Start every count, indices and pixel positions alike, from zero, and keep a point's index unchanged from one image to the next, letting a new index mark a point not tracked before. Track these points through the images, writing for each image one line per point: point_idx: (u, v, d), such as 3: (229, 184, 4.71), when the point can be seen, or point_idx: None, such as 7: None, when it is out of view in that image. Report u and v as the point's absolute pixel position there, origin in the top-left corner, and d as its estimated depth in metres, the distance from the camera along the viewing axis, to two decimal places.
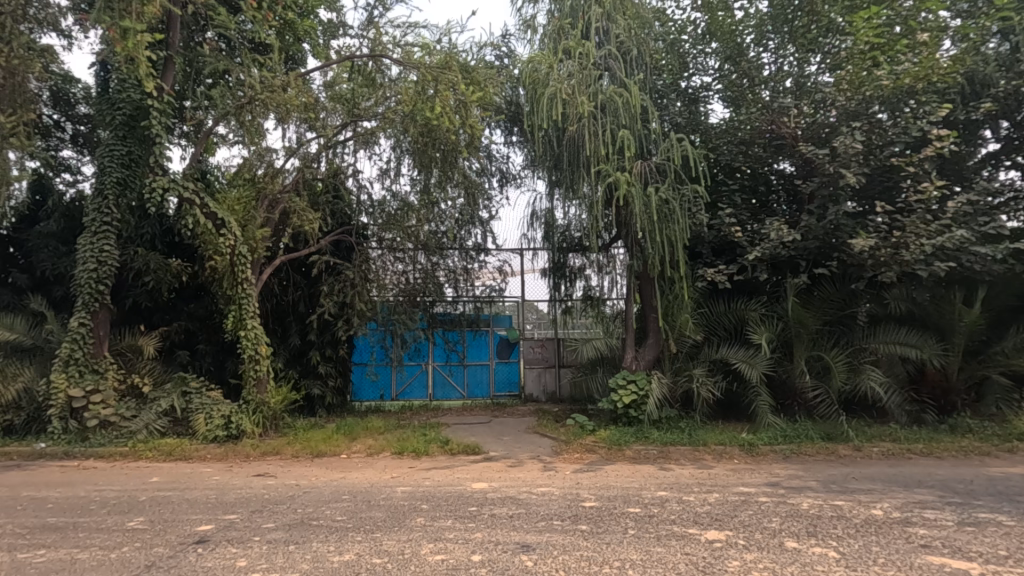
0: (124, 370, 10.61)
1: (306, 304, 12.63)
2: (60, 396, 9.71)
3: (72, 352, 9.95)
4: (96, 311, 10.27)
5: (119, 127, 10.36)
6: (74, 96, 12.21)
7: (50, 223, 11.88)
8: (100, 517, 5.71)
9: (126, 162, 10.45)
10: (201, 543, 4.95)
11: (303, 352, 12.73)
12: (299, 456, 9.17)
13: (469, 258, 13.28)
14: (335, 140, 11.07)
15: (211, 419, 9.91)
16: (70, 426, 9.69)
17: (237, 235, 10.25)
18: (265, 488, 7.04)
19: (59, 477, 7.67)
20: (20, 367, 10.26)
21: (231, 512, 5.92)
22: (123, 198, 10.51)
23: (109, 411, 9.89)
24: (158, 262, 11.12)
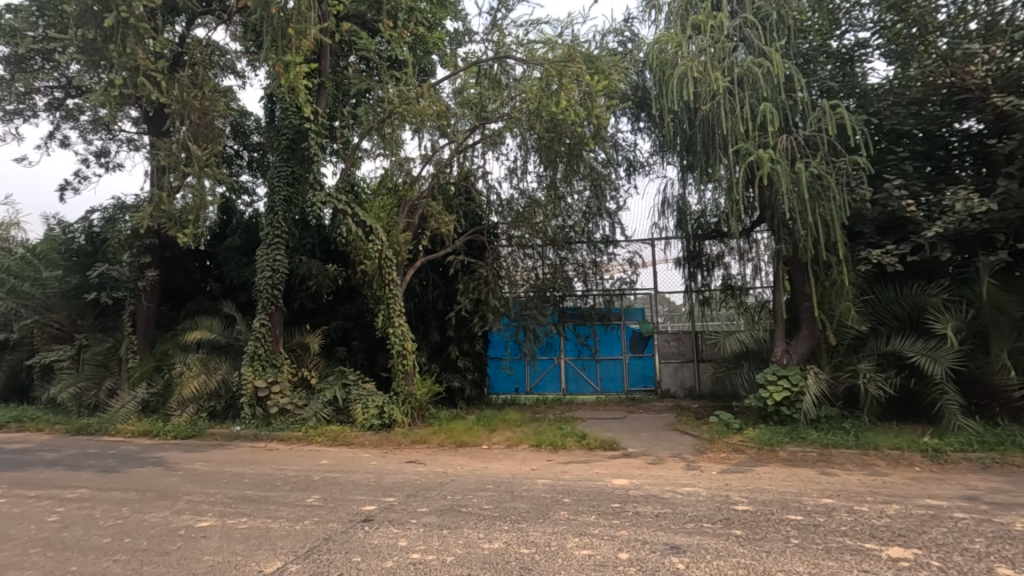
0: (296, 364, 12.07)
1: (444, 302, 13.37)
2: (249, 386, 11.31)
3: (257, 349, 11.52)
4: (273, 312, 11.78)
5: (284, 150, 11.76)
6: (248, 128, 14.10)
7: (235, 238, 13.92)
8: (285, 493, 6.54)
9: (290, 181, 11.87)
10: (367, 521, 5.45)
11: (442, 347, 13.43)
12: (443, 445, 9.72)
13: (598, 251, 13.17)
14: (465, 145, 11.56)
15: (367, 409, 10.92)
16: (258, 412, 11.23)
17: (383, 240, 11.17)
18: (417, 474, 7.58)
19: (251, 456, 8.93)
20: (219, 361, 12.10)
21: (390, 495, 6.45)
22: (289, 214, 11.96)
23: (286, 400, 11.31)
24: (319, 268, 12.55)
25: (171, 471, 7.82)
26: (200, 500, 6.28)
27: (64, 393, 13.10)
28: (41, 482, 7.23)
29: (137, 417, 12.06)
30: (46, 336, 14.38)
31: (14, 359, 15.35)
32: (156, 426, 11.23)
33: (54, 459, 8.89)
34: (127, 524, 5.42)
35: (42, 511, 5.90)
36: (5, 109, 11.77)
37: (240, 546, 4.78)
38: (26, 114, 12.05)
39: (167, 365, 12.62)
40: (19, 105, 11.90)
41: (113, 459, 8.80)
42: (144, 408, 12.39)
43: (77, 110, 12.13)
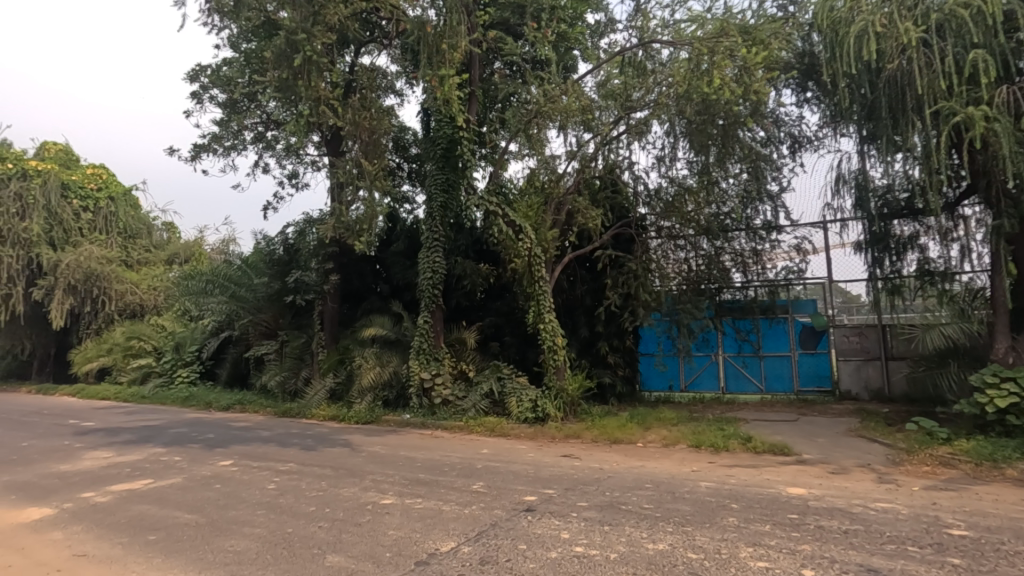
0: (455, 358, 12.91)
1: (592, 297, 13.20)
2: (415, 378, 12.35)
3: (422, 344, 12.55)
4: (434, 310, 12.73)
5: (439, 159, 12.63)
6: (407, 141, 15.41)
7: (400, 243, 15.28)
8: (453, 478, 7.03)
9: (445, 187, 12.74)
10: (529, 511, 5.63)
11: (591, 343, 13.34)
12: (597, 441, 9.68)
13: (759, 238, 12.15)
14: (610, 137, 11.37)
15: (522, 402, 11.31)
16: (424, 402, 12.22)
17: (532, 239, 11.44)
18: (573, 468, 7.65)
19: (421, 442, 9.75)
20: (391, 355, 13.39)
21: (549, 486, 6.59)
22: (446, 218, 12.83)
23: (448, 392, 12.14)
24: (472, 267, 13.26)
25: (356, 452, 8.84)
26: (382, 479, 7.02)
27: (271, 380, 15.49)
28: (260, 455, 8.64)
29: (327, 403, 13.83)
30: (257, 332, 17.13)
31: (236, 352, 18.53)
32: (342, 412, 12.79)
33: (268, 436, 10.56)
34: (326, 496, 6.24)
35: (263, 480, 7.04)
36: (224, 145, 14.16)
37: (418, 524, 5.23)
38: (239, 148, 14.39)
39: (349, 358, 14.30)
40: (233, 141, 14.15)
41: (311, 439, 10.20)
42: (332, 396, 14.16)
43: (274, 140, 14.24)
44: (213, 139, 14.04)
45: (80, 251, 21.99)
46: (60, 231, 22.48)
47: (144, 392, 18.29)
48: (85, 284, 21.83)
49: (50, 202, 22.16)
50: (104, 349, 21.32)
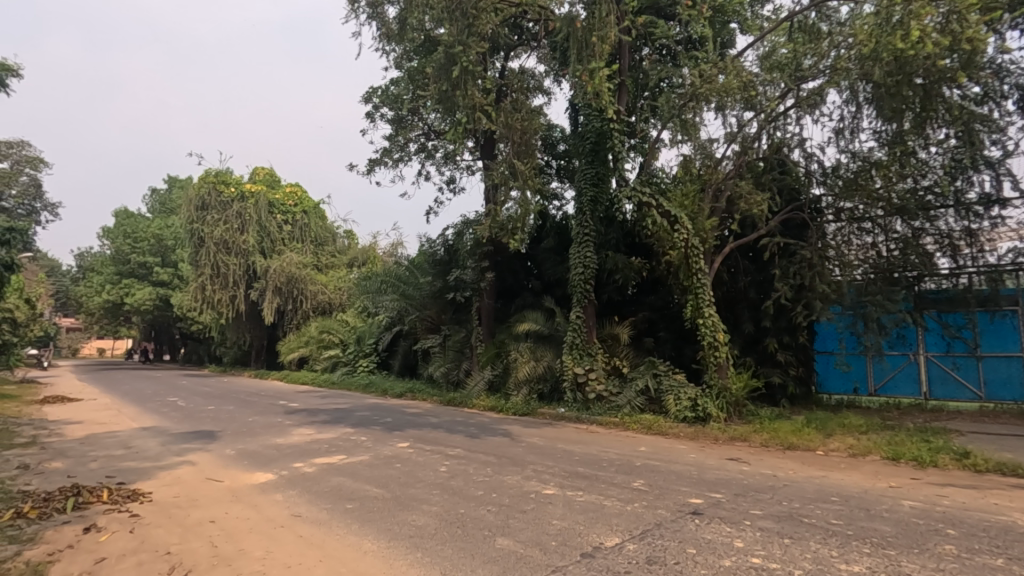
0: (608, 354, 12.80)
1: (757, 290, 12.20)
2: (569, 372, 12.49)
3: (575, 338, 12.65)
4: (586, 305, 12.75)
5: (588, 153, 12.60)
6: (555, 139, 15.59)
7: (550, 240, 15.54)
8: (612, 474, 6.97)
9: (595, 181, 12.67)
10: (696, 514, 5.36)
11: (758, 339, 12.27)
12: (768, 445, 8.90)
13: (971, 216, 10.30)
14: (777, 113, 10.36)
15: (679, 400, 10.82)
16: (578, 397, 12.29)
17: (689, 229, 10.85)
18: (742, 473, 7.13)
19: (577, 436, 9.83)
20: (545, 350, 13.71)
21: (716, 490, 6.21)
22: (596, 212, 12.78)
23: (602, 387, 12.08)
24: (624, 261, 12.88)
25: (516, 442, 9.21)
26: (542, 469, 7.21)
27: (437, 371, 16.79)
28: (431, 440, 9.41)
29: (486, 394, 14.60)
30: (424, 327, 18.69)
31: (406, 344, 20.43)
32: (501, 403, 13.41)
33: (437, 423, 11.48)
34: (492, 482, 6.59)
35: (435, 462, 7.66)
36: (393, 158, 15.61)
37: (581, 516, 5.28)
38: (405, 159, 15.76)
39: (505, 352, 14.94)
40: (401, 154, 15.50)
41: (475, 427, 10.87)
42: (490, 387, 14.91)
43: (434, 149, 15.37)
44: (384, 153, 15.59)
45: (283, 258, 25.94)
46: (269, 242, 26.70)
47: (334, 379, 21.02)
48: (288, 286, 25.71)
49: (261, 218, 26.46)
50: (303, 340, 24.91)
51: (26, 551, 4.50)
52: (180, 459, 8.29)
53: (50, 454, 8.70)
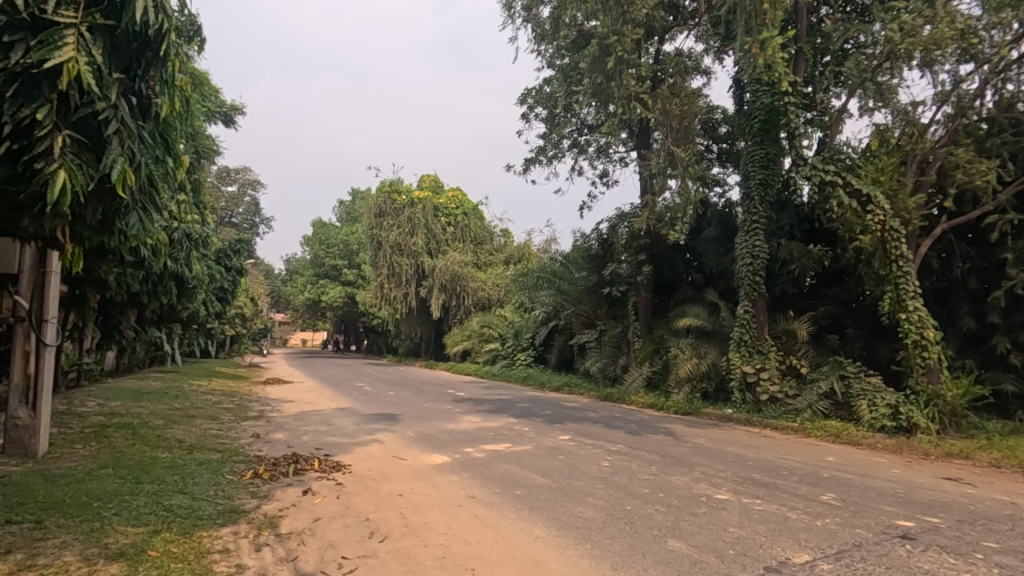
0: (783, 352, 11.66)
1: (980, 278, 10.17)
2: (737, 371, 11.60)
3: (743, 335, 11.69)
4: (756, 299, 11.74)
5: (757, 133, 11.61)
6: (717, 121, 14.56)
7: (712, 229, 14.61)
8: (795, 484, 6.32)
9: (765, 163, 11.68)
10: (906, 539, 4.63)
11: (983, 337, 10.25)
12: (1000, 465, 7.36)
13: None
14: (1007, 61, 8.54)
15: (875, 407, 9.46)
16: (748, 398, 11.37)
17: (886, 209, 9.39)
18: (966, 496, 5.98)
19: (749, 440, 9.11)
20: (708, 346, 12.92)
21: (932, 514, 5.30)
22: (766, 197, 11.73)
23: (776, 388, 11.03)
24: (801, 250, 11.52)
25: (681, 442, 8.82)
26: (713, 473, 6.80)
27: (594, 366, 16.76)
28: (592, 434, 9.42)
29: (644, 391, 14.21)
30: (579, 321, 18.81)
31: (562, 339, 20.74)
32: (661, 401, 12.94)
33: (596, 418, 11.47)
34: (658, 481, 6.39)
35: (598, 457, 7.65)
36: (548, 155, 15.92)
37: (761, 526, 4.88)
38: (558, 156, 15.98)
39: (665, 348, 14.38)
40: (555, 151, 15.74)
41: (635, 424, 10.65)
42: (649, 384, 14.47)
43: (587, 144, 15.40)
44: (539, 151, 15.97)
45: (448, 257, 28.00)
46: (435, 243, 29.00)
47: (495, 371, 22.13)
48: (452, 283, 27.68)
49: (428, 222, 28.84)
50: (466, 334, 26.61)
51: (263, 506, 5.45)
52: (371, 437, 9.38)
53: (275, 427, 10.45)
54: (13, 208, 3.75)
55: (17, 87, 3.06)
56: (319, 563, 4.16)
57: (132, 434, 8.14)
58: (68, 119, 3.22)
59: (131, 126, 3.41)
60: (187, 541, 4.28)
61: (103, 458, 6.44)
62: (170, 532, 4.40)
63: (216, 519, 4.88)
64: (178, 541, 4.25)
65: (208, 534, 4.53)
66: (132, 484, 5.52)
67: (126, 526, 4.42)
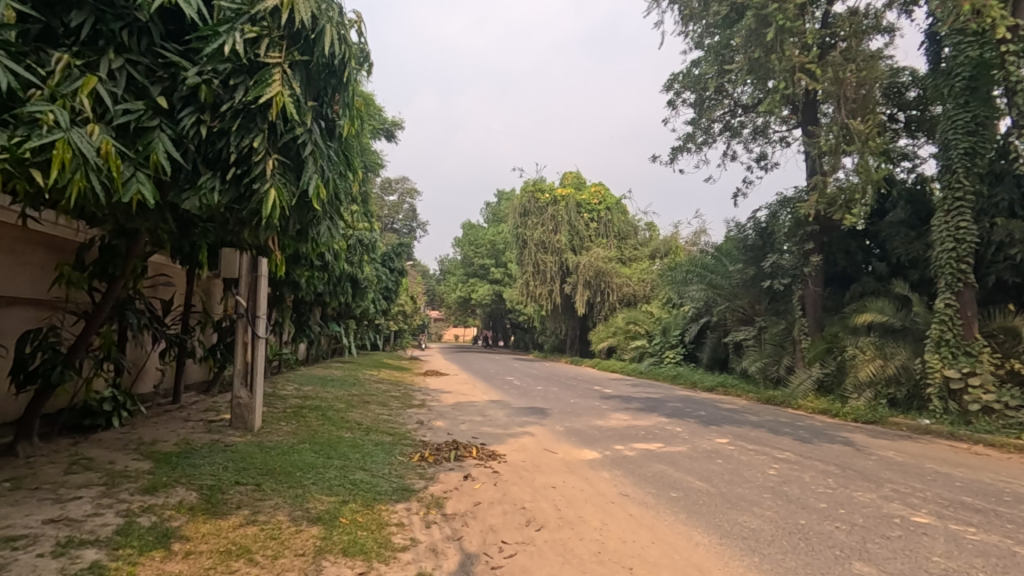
0: (1000, 354, 9.72)
1: None
2: (936, 376, 9.91)
3: (942, 333, 9.96)
4: (961, 290, 9.92)
5: (961, 93, 9.83)
6: (904, 85, 12.56)
7: (899, 211, 12.67)
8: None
9: (972, 128, 9.82)
10: None
11: None
12: None
13: None
14: None
15: None
16: (951, 407, 9.67)
17: None
18: None
19: (954, 457, 7.73)
20: (897, 346, 11.22)
21: None
22: (974, 168, 9.84)
23: (991, 398, 9.22)
24: None
25: (865, 454, 7.76)
26: (908, 492, 5.88)
27: (753, 366, 15.47)
28: (755, 439, 8.72)
29: (815, 395, 12.77)
30: (735, 318, 17.53)
31: (715, 337, 19.51)
32: (836, 406, 11.52)
33: (758, 421, 10.60)
34: (838, 496, 5.70)
35: (763, 464, 7.06)
36: (697, 142, 15.05)
37: (979, 560, 4.10)
38: (709, 142, 15.03)
39: (840, 348, 12.78)
40: (705, 136, 14.83)
41: (805, 431, 9.63)
42: (820, 387, 12.99)
43: (742, 126, 14.32)
44: (688, 138, 15.15)
45: (592, 253, 27.92)
46: (579, 239, 29.03)
47: (642, 368, 21.54)
48: (596, 279, 27.50)
49: (571, 219, 28.95)
50: (611, 331, 26.24)
51: (430, 487, 5.93)
52: (522, 430, 9.70)
53: (436, 415, 11.30)
54: (236, 224, 4.50)
55: (239, 121, 3.66)
56: (482, 544, 4.41)
57: (322, 415, 9.37)
58: (275, 144, 3.78)
59: (321, 147, 3.95)
60: (370, 512, 4.82)
61: (301, 435, 7.51)
62: (356, 503, 4.99)
63: (392, 495, 5.42)
64: (363, 512, 4.80)
65: (386, 508, 5.05)
66: (325, 459, 6.38)
67: (323, 495, 5.11)
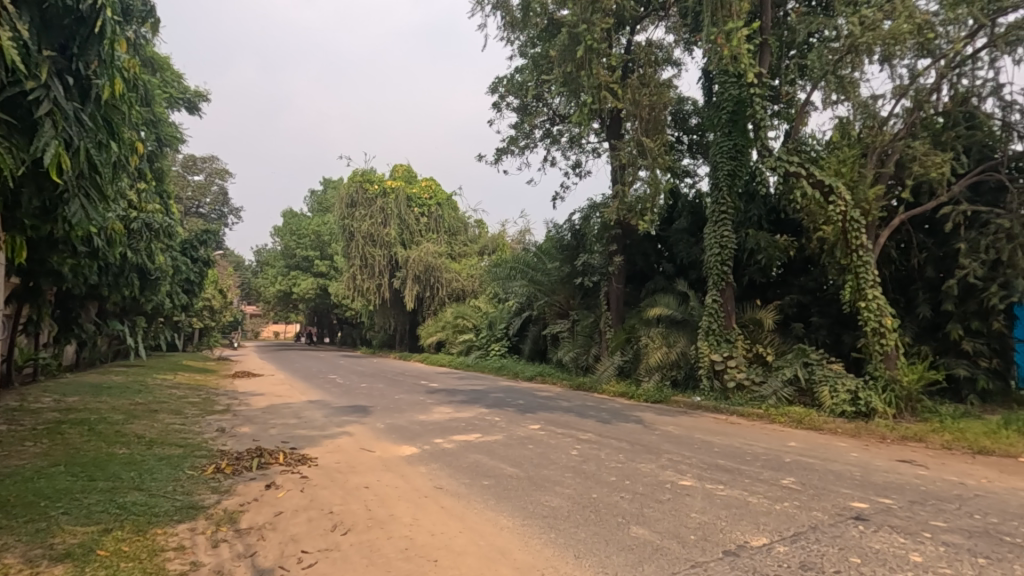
0: (750, 341, 11.92)
1: (936, 268, 10.86)
2: (705, 359, 11.80)
3: (711, 324, 11.89)
4: (724, 288, 11.92)
5: (726, 124, 11.83)
6: (687, 113, 14.69)
7: (684, 220, 14.75)
8: (758, 469, 6.44)
9: (733, 154, 11.87)
10: (860, 520, 4.72)
11: (938, 325, 11.00)
12: (952, 448, 7.58)
13: None
14: (962, 57, 9.35)
15: (836, 393, 9.73)
16: (716, 385, 11.56)
17: (847, 200, 9.87)
18: (918, 477, 6.17)
19: (716, 427, 9.30)
20: (678, 336, 13.10)
21: (886, 496, 5.41)
22: (734, 187, 11.92)
23: (743, 375, 11.26)
24: (768, 240, 11.79)
25: (650, 430, 8.93)
26: (679, 460, 6.91)
27: (567, 355, 16.88)
28: (563, 423, 9.50)
29: (616, 380, 14.35)
30: (553, 311, 18.90)
31: (536, 330, 20.81)
32: (632, 389, 13.08)
33: (568, 407, 11.57)
34: (626, 469, 6.46)
35: (567, 446, 7.71)
36: (520, 146, 15.84)
37: (723, 512, 4.97)
38: (531, 147, 15.91)
39: (636, 338, 14.54)
40: (527, 141, 15.66)
41: (606, 412, 10.77)
42: (620, 373, 14.62)
43: (560, 134, 15.44)
44: (511, 141, 15.86)
45: (421, 248, 27.72)
46: (408, 234, 28.62)
47: (469, 362, 22.08)
48: (426, 274, 27.46)
49: (401, 212, 28.41)
50: (441, 325, 26.48)
51: (224, 501, 5.34)
52: (340, 430, 9.25)
53: (241, 420, 10.24)
54: None
55: None
56: (278, 557, 4.10)
57: (89, 430, 7.88)
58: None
59: (65, 108, 3.45)
60: (141, 539, 4.16)
61: (55, 456, 6.22)
62: (123, 531, 4.27)
63: (173, 515, 4.75)
64: (130, 540, 4.12)
65: (163, 531, 4.41)
66: (84, 482, 5.35)
67: (76, 525, 4.27)
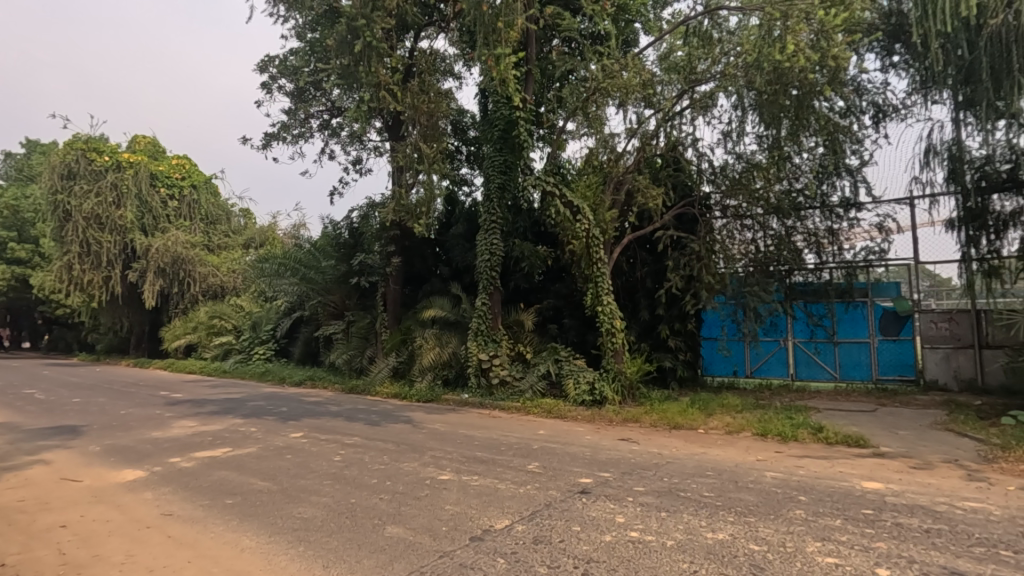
0: (513, 340, 13.03)
1: (653, 279, 13.41)
2: (473, 359, 12.50)
3: (480, 325, 12.67)
4: (492, 292, 12.82)
5: (498, 140, 12.80)
6: (466, 124, 15.47)
7: (459, 226, 15.43)
8: (509, 458, 7.08)
9: (503, 169, 12.88)
10: (584, 493, 5.54)
11: (652, 326, 13.54)
12: (657, 425, 9.43)
13: (835, 217, 12.42)
14: (673, 112, 11.71)
15: (578, 384, 11.26)
16: (482, 382, 12.34)
17: (590, 220, 11.57)
18: (631, 451, 7.50)
19: (479, 422, 9.93)
20: (450, 337, 13.63)
21: (606, 470, 6.45)
22: (503, 200, 12.94)
23: (505, 372, 12.23)
24: (530, 249, 13.16)
25: (417, 429, 9.10)
26: (441, 455, 7.19)
27: (339, 358, 16.23)
28: (328, 429, 9.08)
29: (390, 381, 14.27)
30: (327, 312, 17.98)
31: (307, 331, 19.53)
32: (404, 390, 13.17)
33: (337, 411, 11.10)
34: (389, 470, 6.47)
35: (330, 452, 7.40)
36: (292, 134, 14.71)
37: (475, 500, 5.33)
38: (305, 136, 14.89)
39: (411, 339, 14.70)
40: (301, 129, 14.63)
41: (376, 414, 10.64)
42: (394, 374, 14.59)
43: (339, 127, 14.78)
44: (283, 127, 14.62)
45: (167, 236, 23.66)
46: (151, 218, 24.17)
47: (226, 367, 19.63)
48: (173, 267, 23.56)
49: (141, 191, 23.87)
50: (191, 327, 23.02)
51: None
52: (31, 459, 7.33)
53: None
54: None
55: None
56: None
57: None
58: None
59: None
60: None
61: None
62: None
63: None
64: None
65: None
66: None
67: None
